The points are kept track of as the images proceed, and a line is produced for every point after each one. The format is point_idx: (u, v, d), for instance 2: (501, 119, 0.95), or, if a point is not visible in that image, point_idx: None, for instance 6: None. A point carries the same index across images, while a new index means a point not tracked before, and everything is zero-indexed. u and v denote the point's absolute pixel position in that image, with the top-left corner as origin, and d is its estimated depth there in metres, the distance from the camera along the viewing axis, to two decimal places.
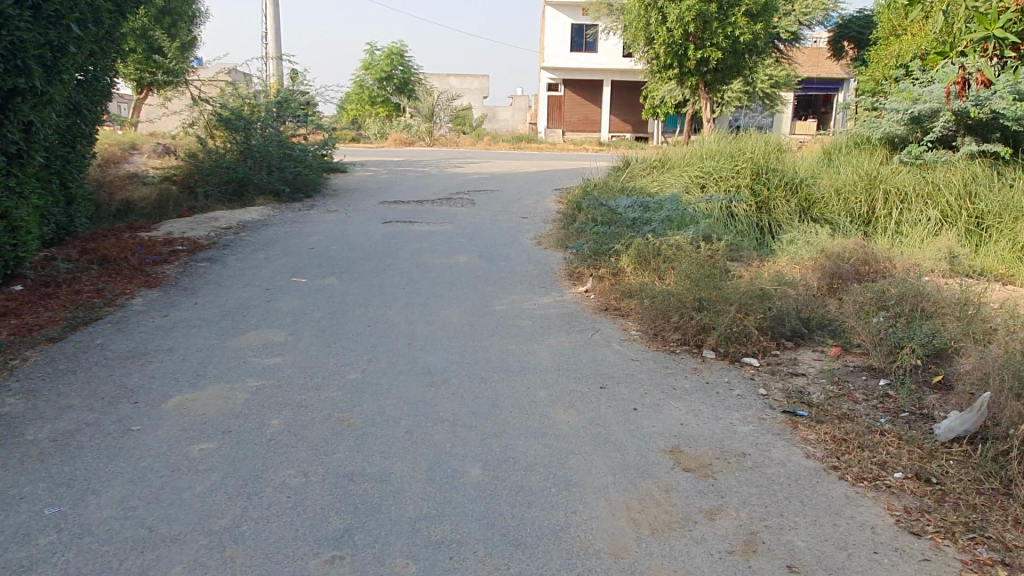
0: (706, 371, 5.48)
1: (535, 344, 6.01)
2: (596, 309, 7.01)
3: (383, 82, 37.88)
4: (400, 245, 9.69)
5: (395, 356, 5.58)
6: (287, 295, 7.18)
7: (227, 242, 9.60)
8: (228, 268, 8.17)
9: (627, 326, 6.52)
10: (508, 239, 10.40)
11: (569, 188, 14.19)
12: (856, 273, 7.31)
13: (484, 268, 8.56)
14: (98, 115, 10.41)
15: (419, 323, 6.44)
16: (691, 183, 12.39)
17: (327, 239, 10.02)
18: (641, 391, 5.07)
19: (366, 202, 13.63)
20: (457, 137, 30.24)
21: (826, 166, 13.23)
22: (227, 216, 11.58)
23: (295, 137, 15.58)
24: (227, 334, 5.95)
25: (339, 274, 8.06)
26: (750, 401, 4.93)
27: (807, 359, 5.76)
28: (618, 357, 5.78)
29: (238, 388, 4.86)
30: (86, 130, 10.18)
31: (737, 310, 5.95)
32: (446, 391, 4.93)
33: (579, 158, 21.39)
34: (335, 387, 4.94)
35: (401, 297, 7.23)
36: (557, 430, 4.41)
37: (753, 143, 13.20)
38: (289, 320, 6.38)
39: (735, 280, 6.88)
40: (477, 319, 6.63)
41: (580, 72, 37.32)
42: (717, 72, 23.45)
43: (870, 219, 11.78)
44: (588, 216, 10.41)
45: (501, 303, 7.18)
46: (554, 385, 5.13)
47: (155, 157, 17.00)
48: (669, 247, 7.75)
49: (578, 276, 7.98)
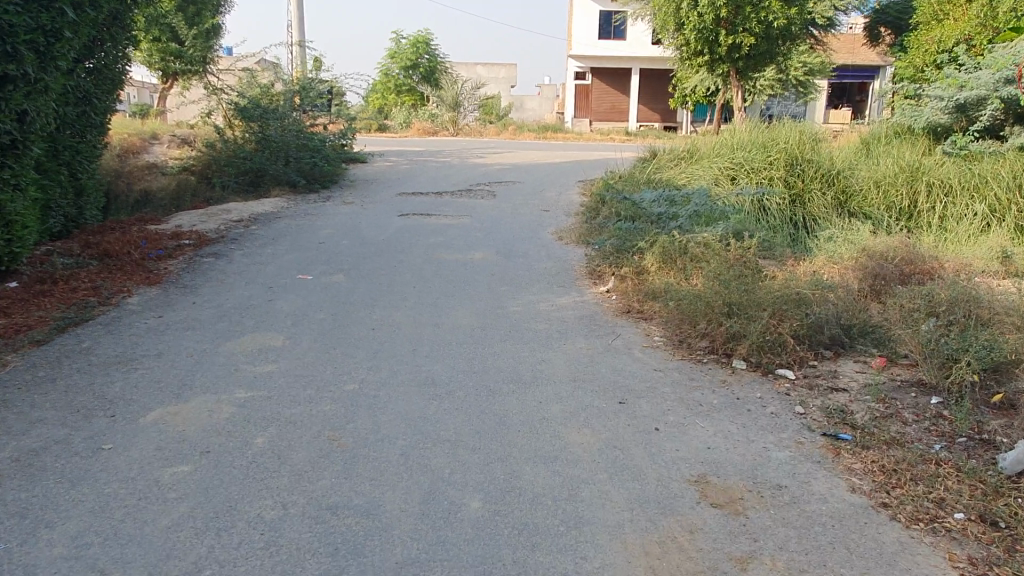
0: (736, 385, 4.98)
1: (549, 351, 5.56)
2: (618, 312, 6.53)
3: (409, 70, 37.51)
4: (414, 240, 9.27)
5: (398, 364, 5.16)
6: (290, 294, 6.81)
7: (236, 236, 9.27)
8: (233, 264, 7.83)
9: (650, 332, 6.03)
10: (527, 233, 9.94)
11: (593, 180, 13.66)
12: (901, 275, 6.74)
13: (501, 265, 8.12)
14: (110, 105, 10.12)
15: (426, 326, 6.03)
16: (720, 174, 11.79)
17: (338, 232, 9.64)
18: (664, 407, 4.60)
19: (383, 193, 13.25)
20: (482, 127, 29.77)
21: (864, 157, 12.56)
22: (240, 207, 11.27)
23: (315, 126, 15.25)
24: (221, 336, 5.60)
25: (347, 271, 7.67)
26: (785, 421, 4.43)
27: (848, 372, 5.24)
28: (639, 367, 5.31)
29: (224, 401, 4.49)
30: (98, 120, 9.89)
31: (770, 317, 5.45)
32: (449, 406, 4.51)
33: (605, 148, 20.83)
34: (328, 400, 4.54)
35: (410, 297, 6.82)
36: (569, 454, 3.97)
37: (787, 132, 12.55)
38: (289, 322, 6.01)
39: (768, 282, 6.35)
40: (489, 322, 6.20)
41: (608, 60, 36.56)
42: (749, 59, 22.66)
43: (912, 213, 11.12)
44: (611, 209, 9.91)
45: (516, 304, 6.73)
46: (569, 400, 4.67)
47: (175, 147, 16.78)
48: (697, 245, 7.22)
49: (599, 275, 7.51)
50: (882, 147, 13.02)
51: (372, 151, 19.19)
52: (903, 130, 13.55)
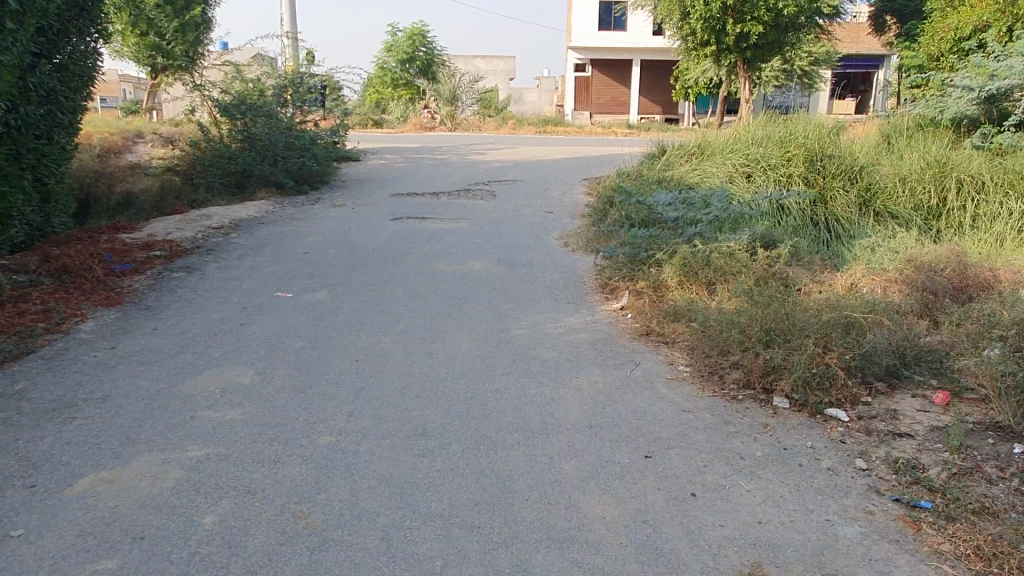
0: (781, 431, 4.24)
1: (560, 387, 4.81)
2: (635, 335, 5.78)
3: (406, 64, 36.64)
4: (407, 248, 8.51)
5: (384, 408, 4.41)
6: (266, 316, 6.06)
7: (213, 245, 8.50)
8: (206, 279, 7.07)
9: (674, 360, 5.28)
10: (530, 239, 9.17)
11: (599, 178, 12.91)
12: (951, 291, 6.02)
13: (502, 277, 7.37)
14: (79, 104, 9.33)
15: (418, 356, 5.27)
16: (735, 171, 10.99)
17: (325, 240, 8.88)
18: (700, 464, 3.85)
19: (376, 195, 12.47)
20: (481, 121, 28.91)
21: (887, 151, 11.78)
22: (221, 212, 10.50)
23: (307, 123, 14.40)
24: (182, 372, 4.85)
25: (332, 287, 6.91)
26: (847, 481, 3.69)
27: (908, 410, 4.50)
28: (664, 407, 4.56)
29: (172, 461, 3.75)
30: (66, 120, 9.09)
31: (816, 347, 4.71)
32: (442, 466, 3.77)
33: (609, 143, 20.04)
34: (298, 460, 3.79)
35: (402, 318, 6.07)
36: (589, 533, 3.24)
37: (805, 126, 11.76)
38: (262, 352, 5.26)
39: (807, 298, 5.60)
40: (490, 350, 5.44)
41: (609, 52, 35.66)
42: (757, 49, 21.86)
43: (942, 213, 10.37)
44: (619, 212, 9.14)
45: (520, 325, 5.98)
46: (586, 456, 3.92)
47: (158, 146, 15.97)
48: (722, 256, 6.46)
49: (612, 290, 6.77)
50: (905, 140, 12.24)
51: (366, 148, 18.40)
52: (927, 122, 12.72)
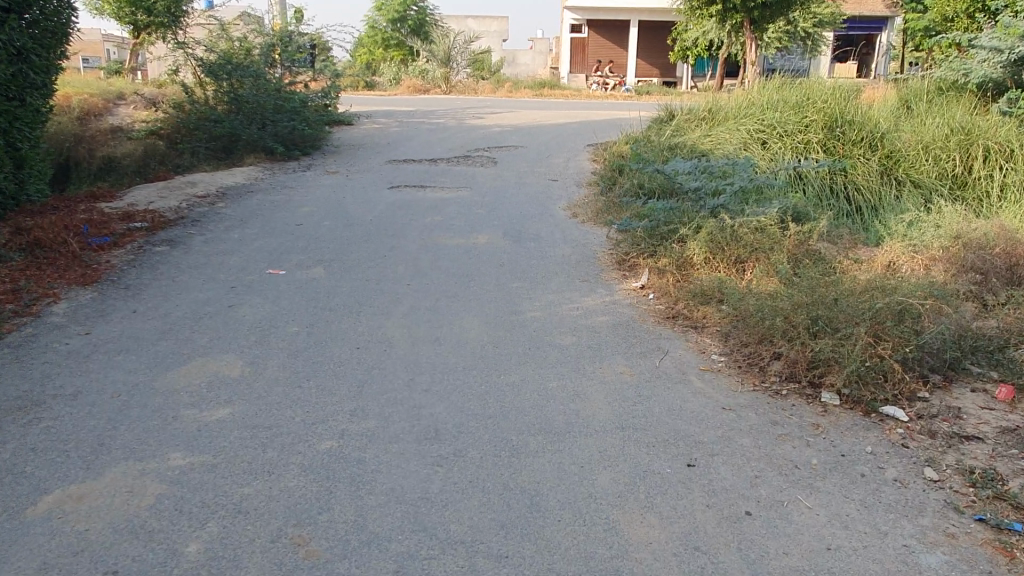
0: (835, 433, 3.81)
1: (584, 381, 4.35)
2: (660, 318, 5.31)
3: (397, 23, 35.42)
4: (406, 219, 7.98)
5: (390, 406, 3.94)
6: (257, 296, 5.55)
7: (199, 216, 7.93)
8: (191, 254, 6.53)
9: (705, 347, 4.83)
10: (536, 209, 8.63)
11: (606, 144, 12.33)
12: (999, 271, 5.59)
13: (509, 252, 6.87)
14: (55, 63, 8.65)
15: (424, 343, 4.79)
16: (750, 137, 10.44)
17: (319, 210, 8.33)
18: (752, 473, 3.41)
19: (371, 161, 11.87)
20: (476, 83, 28.04)
21: (908, 117, 11.25)
22: (207, 179, 9.90)
23: (296, 85, 13.72)
24: (163, 363, 4.35)
25: (328, 263, 6.38)
26: (919, 497, 3.25)
27: (971, 408, 4.06)
28: (701, 403, 4.11)
29: (151, 472, 3.26)
30: (40, 78, 8.37)
31: (868, 336, 4.26)
32: (459, 477, 3.31)
33: (609, 107, 19.38)
34: (295, 470, 3.32)
35: (405, 298, 5.57)
36: (634, 564, 2.80)
37: (822, 89, 11.18)
38: (252, 339, 4.76)
39: (849, 280, 5.15)
40: (503, 336, 4.96)
41: (608, 12, 34.66)
42: (765, 9, 21.10)
43: (968, 182, 9.89)
44: (632, 180, 8.61)
45: (534, 307, 5.49)
46: (621, 464, 3.47)
47: (139, 108, 15.22)
48: (751, 231, 5.99)
49: (631, 267, 6.30)
50: (925, 105, 11.70)
51: (359, 111, 17.69)
52: (947, 86, 12.15)
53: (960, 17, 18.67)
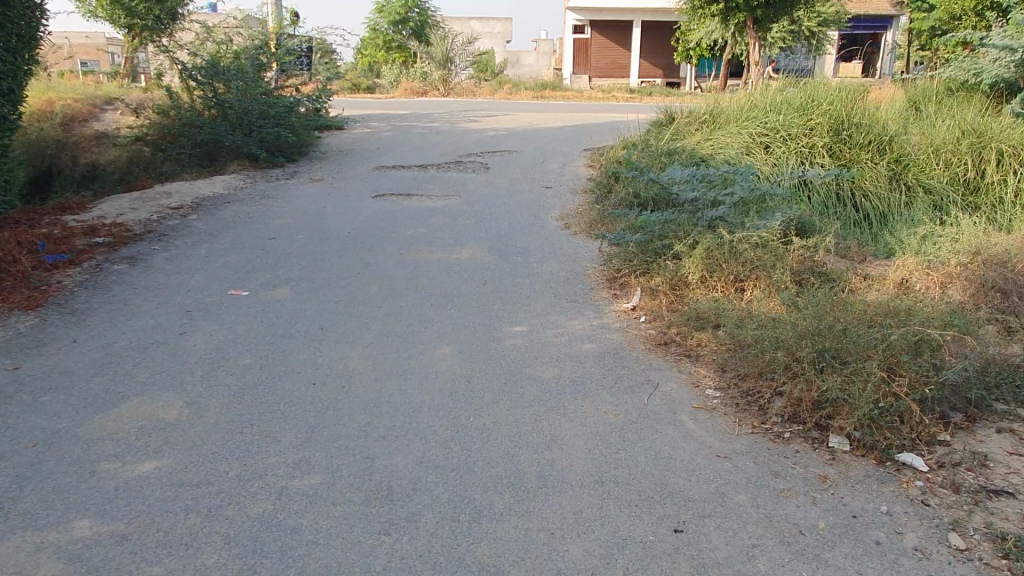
0: (845, 487, 3.33)
1: (563, 422, 3.89)
2: (651, 345, 4.84)
3: (398, 25, 35.06)
4: (387, 231, 7.53)
5: (340, 457, 3.49)
6: (212, 321, 5.12)
7: (168, 230, 7.49)
8: (150, 273, 6.10)
9: (700, 380, 4.36)
10: (526, 219, 8.18)
11: (602, 149, 11.86)
12: (1022, 291, 5.11)
13: (493, 268, 6.42)
14: (23, 68, 8.18)
15: (389, 377, 4.33)
16: (751, 140, 9.95)
17: (296, 222, 7.90)
18: (747, 541, 2.95)
19: (358, 167, 11.43)
20: (476, 86, 27.57)
21: (917, 118, 10.75)
22: (184, 189, 9.48)
23: (285, 89, 13.22)
24: (93, 405, 3.91)
25: (296, 282, 5.93)
26: (944, 573, 2.78)
27: (998, 454, 3.58)
28: (694, 450, 3.64)
29: (51, 547, 2.83)
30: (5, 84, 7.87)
31: (881, 370, 3.78)
32: (409, 550, 2.86)
33: (609, 108, 18.89)
34: (219, 542, 2.88)
35: (374, 323, 5.12)
36: None
37: (828, 89, 10.67)
38: (199, 372, 4.32)
39: (859, 303, 4.66)
40: (477, 367, 4.50)
41: (610, 12, 34.16)
42: (768, 8, 20.61)
43: (981, 187, 9.40)
44: (627, 188, 8.14)
45: (514, 332, 5.04)
46: (597, 530, 3.01)
47: (125, 113, 14.79)
48: (752, 247, 5.52)
49: (622, 286, 5.84)
50: (935, 105, 11.20)
51: (353, 115, 17.23)
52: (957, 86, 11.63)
53: (969, 16, 18.13)
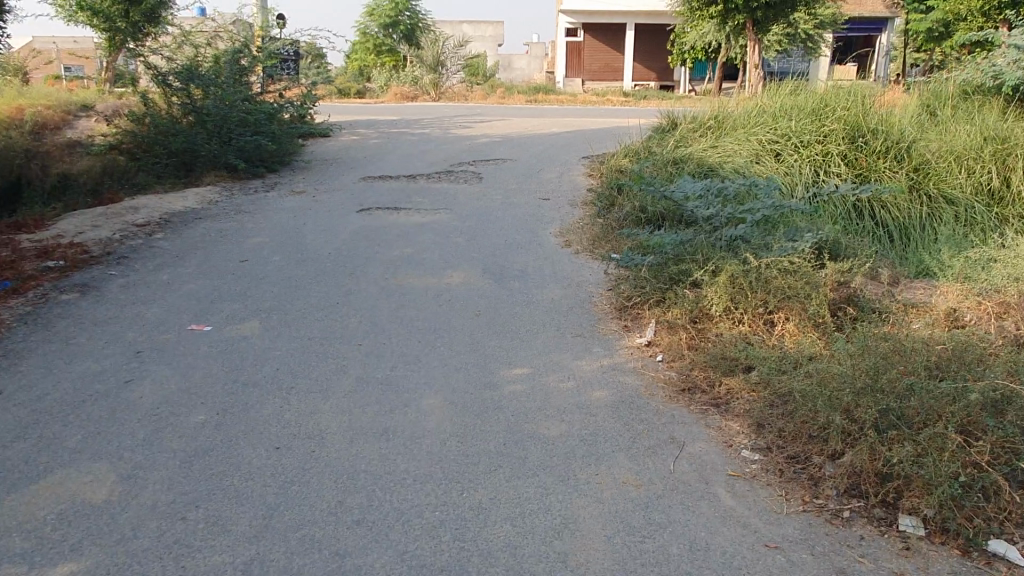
0: None
1: (574, 500, 3.22)
2: (672, 392, 4.19)
3: (388, 29, 34.40)
4: (371, 252, 6.86)
5: (303, 555, 2.81)
6: (165, 363, 4.43)
7: (129, 252, 6.79)
8: (102, 303, 5.42)
9: (733, 438, 3.71)
10: (523, 236, 7.53)
11: (602, 157, 11.23)
12: None
13: (488, 294, 5.75)
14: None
15: (367, 438, 3.65)
16: (761, 148, 9.33)
17: (272, 241, 7.22)
18: None
19: (343, 178, 10.76)
20: (468, 90, 26.93)
21: (934, 122, 10.11)
22: (153, 203, 8.78)
23: (267, 95, 12.30)
24: (5, 482, 3.21)
25: (266, 315, 5.26)
26: None
27: None
28: (737, 536, 2.98)
29: None
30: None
31: (958, 435, 3.13)
32: None
33: (605, 114, 18.26)
34: None
35: (352, 367, 4.44)
36: None
37: (841, 92, 10.03)
38: (141, 433, 3.64)
39: (915, 340, 4.00)
40: (471, 424, 3.83)
41: (603, 15, 33.62)
42: (768, 9, 20.00)
43: (1006, 198, 8.78)
44: (632, 201, 7.49)
45: (513, 377, 4.37)
46: None
47: (99, 120, 14.06)
48: (781, 274, 4.87)
49: (635, 319, 5.20)
50: (952, 109, 10.57)
51: (339, 122, 16.51)
52: (973, 89, 11.04)
53: (974, 16, 17.44)
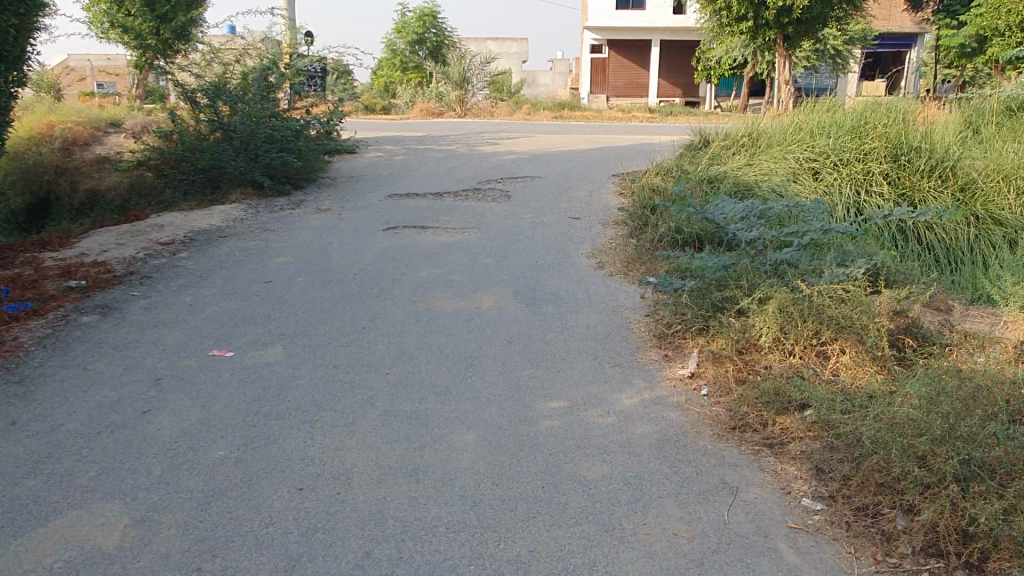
0: None
1: (620, 553, 2.95)
2: (722, 431, 3.90)
3: (415, 45, 34.53)
4: (397, 274, 6.64)
5: None
6: (184, 393, 4.23)
7: (152, 272, 6.65)
8: (123, 326, 5.25)
9: (792, 484, 3.41)
10: (554, 257, 7.27)
11: (634, 175, 10.96)
12: None
13: (519, 320, 5.49)
14: (18, 90, 7.11)
15: (395, 480, 3.41)
16: (799, 167, 9.02)
17: (297, 261, 7.04)
18: None
19: (369, 196, 10.60)
20: (493, 105, 26.75)
21: (979, 139, 9.70)
22: (178, 221, 8.66)
23: (294, 112, 12.22)
24: (11, 524, 3.03)
25: (291, 340, 5.05)
26: None
27: None
28: None
29: None
30: (5, 107, 6.77)
31: None
32: None
33: (633, 131, 17.91)
34: None
35: (379, 399, 4.21)
36: None
37: (882, 108, 9.65)
38: (156, 471, 3.42)
39: (988, 377, 3.66)
40: (507, 464, 3.57)
41: (630, 32, 33.40)
42: (800, 24, 19.52)
43: None
44: (667, 222, 7.22)
45: (549, 411, 4.10)
46: None
47: (127, 136, 14.07)
48: (834, 303, 4.57)
49: (676, 348, 4.92)
50: (997, 125, 10.16)
51: (364, 138, 16.40)
52: (1017, 105, 10.61)
53: (1013, 30, 16.83)
